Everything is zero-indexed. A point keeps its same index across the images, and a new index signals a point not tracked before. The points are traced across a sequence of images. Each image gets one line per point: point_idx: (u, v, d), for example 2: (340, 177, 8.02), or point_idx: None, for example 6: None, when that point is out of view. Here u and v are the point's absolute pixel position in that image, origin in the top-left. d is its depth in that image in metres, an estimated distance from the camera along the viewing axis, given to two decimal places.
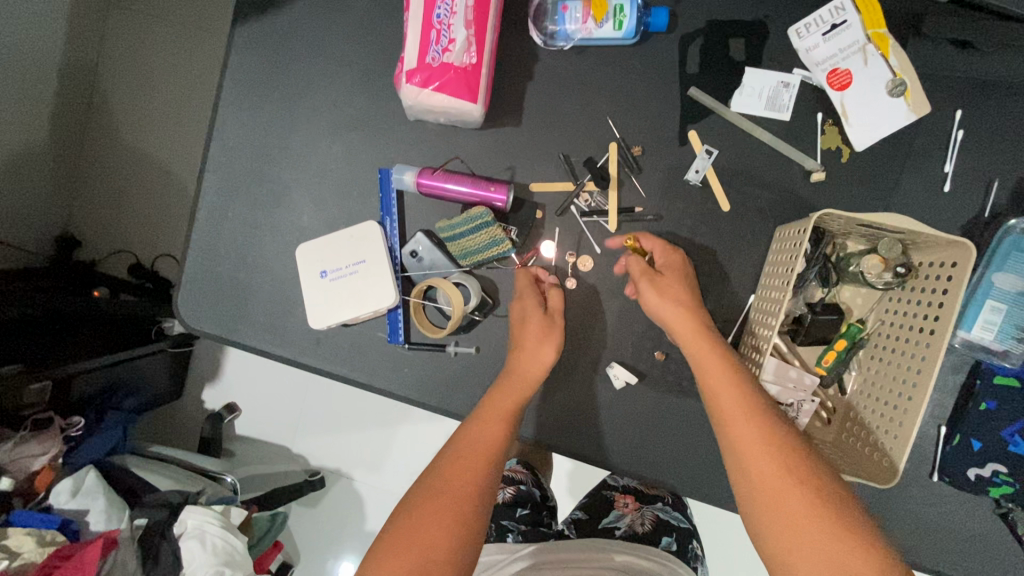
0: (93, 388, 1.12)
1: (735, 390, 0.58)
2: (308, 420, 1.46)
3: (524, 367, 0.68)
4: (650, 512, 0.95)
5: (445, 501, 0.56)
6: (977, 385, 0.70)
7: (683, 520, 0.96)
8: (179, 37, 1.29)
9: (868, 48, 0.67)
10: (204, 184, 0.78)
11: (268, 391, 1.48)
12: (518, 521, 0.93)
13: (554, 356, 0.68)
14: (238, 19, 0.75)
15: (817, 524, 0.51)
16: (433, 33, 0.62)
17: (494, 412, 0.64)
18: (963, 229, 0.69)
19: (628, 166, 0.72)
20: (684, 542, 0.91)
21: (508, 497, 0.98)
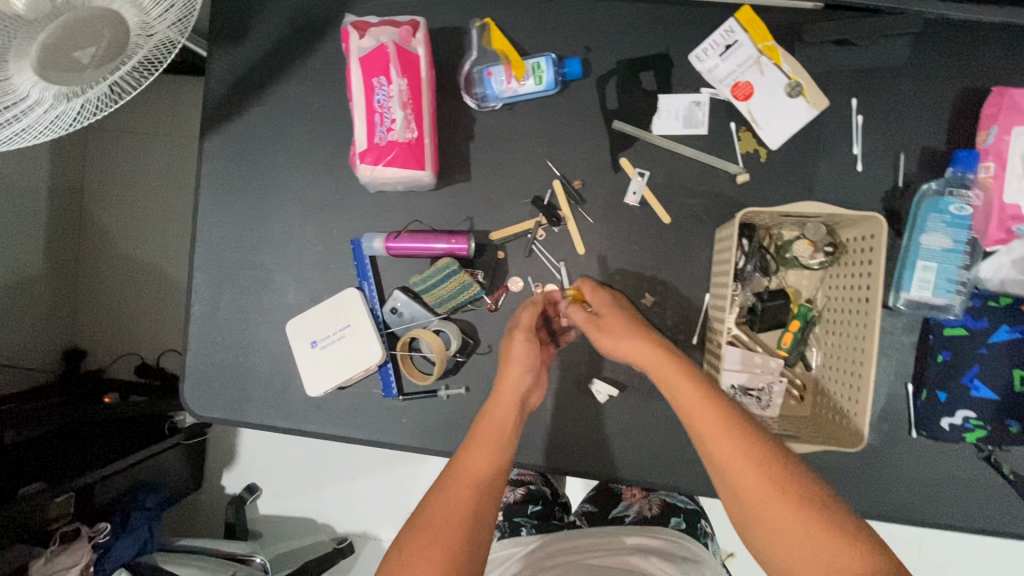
0: (113, 492, 1.17)
1: (709, 403, 0.58)
2: (330, 486, 1.51)
3: (507, 384, 0.69)
4: (657, 497, 1.05)
5: (436, 532, 0.58)
6: (931, 339, 0.75)
7: (689, 503, 1.05)
8: (154, 146, 1.38)
9: (762, 60, 0.75)
10: (193, 282, 0.84)
11: (287, 465, 1.52)
12: (530, 517, 1.01)
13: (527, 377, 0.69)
14: (204, 131, 0.83)
15: (798, 536, 0.51)
16: (377, 116, 0.70)
17: (486, 438, 0.65)
18: (883, 202, 0.75)
19: (573, 198, 0.80)
20: (691, 521, 1.01)
21: (519, 497, 1.06)
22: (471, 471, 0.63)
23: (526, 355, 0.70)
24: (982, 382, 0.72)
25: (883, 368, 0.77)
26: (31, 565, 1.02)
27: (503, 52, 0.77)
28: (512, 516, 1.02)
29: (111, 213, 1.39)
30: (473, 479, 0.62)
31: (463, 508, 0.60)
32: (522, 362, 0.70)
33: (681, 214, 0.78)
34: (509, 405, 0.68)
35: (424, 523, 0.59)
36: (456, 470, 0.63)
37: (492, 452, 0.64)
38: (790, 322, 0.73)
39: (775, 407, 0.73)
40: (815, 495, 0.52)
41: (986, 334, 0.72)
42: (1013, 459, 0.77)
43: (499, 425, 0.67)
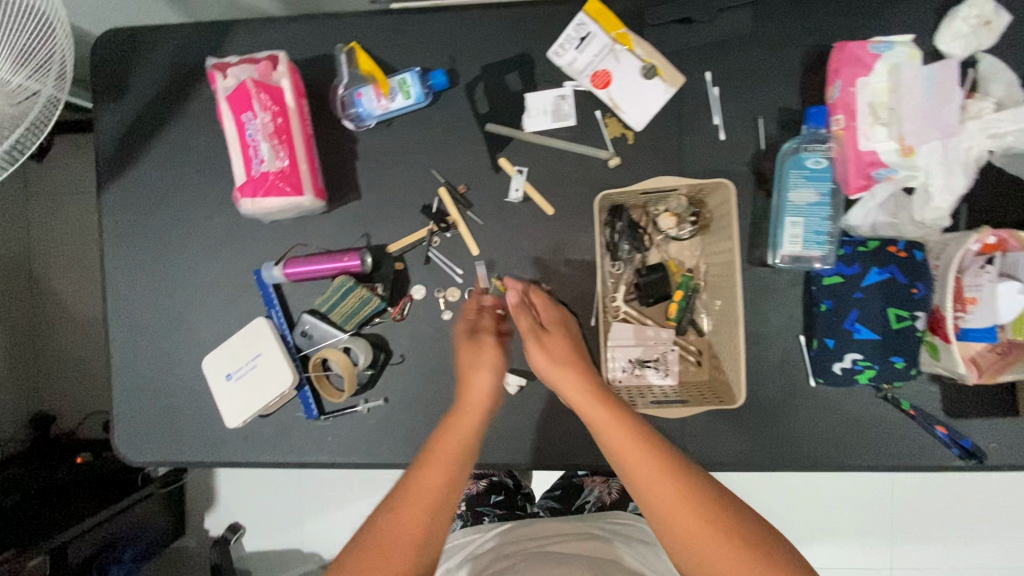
0: (90, 549, 1.17)
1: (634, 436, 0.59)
2: (311, 515, 1.52)
3: (473, 394, 0.69)
4: (617, 482, 1.08)
5: (387, 554, 0.56)
6: (815, 290, 0.77)
7: None
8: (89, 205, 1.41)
9: (616, 48, 0.79)
10: (111, 333, 0.87)
11: (265, 500, 1.54)
12: (494, 506, 1.04)
13: (495, 384, 0.70)
14: (103, 187, 0.86)
15: (726, 564, 0.52)
16: (250, 151, 0.73)
17: (439, 457, 0.63)
18: (750, 164, 0.79)
19: (460, 203, 0.82)
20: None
21: (482, 487, 1.08)
22: (425, 490, 0.60)
23: (496, 360, 0.71)
24: (863, 324, 0.74)
25: (775, 324, 0.80)
26: None
27: (372, 74, 0.80)
28: (474, 506, 1.04)
29: (56, 277, 1.41)
30: (427, 497, 0.60)
31: (416, 529, 0.58)
32: (492, 367, 0.71)
33: (563, 203, 0.81)
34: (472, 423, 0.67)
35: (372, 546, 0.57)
36: (411, 487, 0.61)
37: (449, 474, 0.62)
38: (674, 293, 0.76)
39: (673, 375, 0.76)
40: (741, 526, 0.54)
41: (859, 279, 0.74)
42: (911, 394, 0.79)
43: (460, 444, 0.65)
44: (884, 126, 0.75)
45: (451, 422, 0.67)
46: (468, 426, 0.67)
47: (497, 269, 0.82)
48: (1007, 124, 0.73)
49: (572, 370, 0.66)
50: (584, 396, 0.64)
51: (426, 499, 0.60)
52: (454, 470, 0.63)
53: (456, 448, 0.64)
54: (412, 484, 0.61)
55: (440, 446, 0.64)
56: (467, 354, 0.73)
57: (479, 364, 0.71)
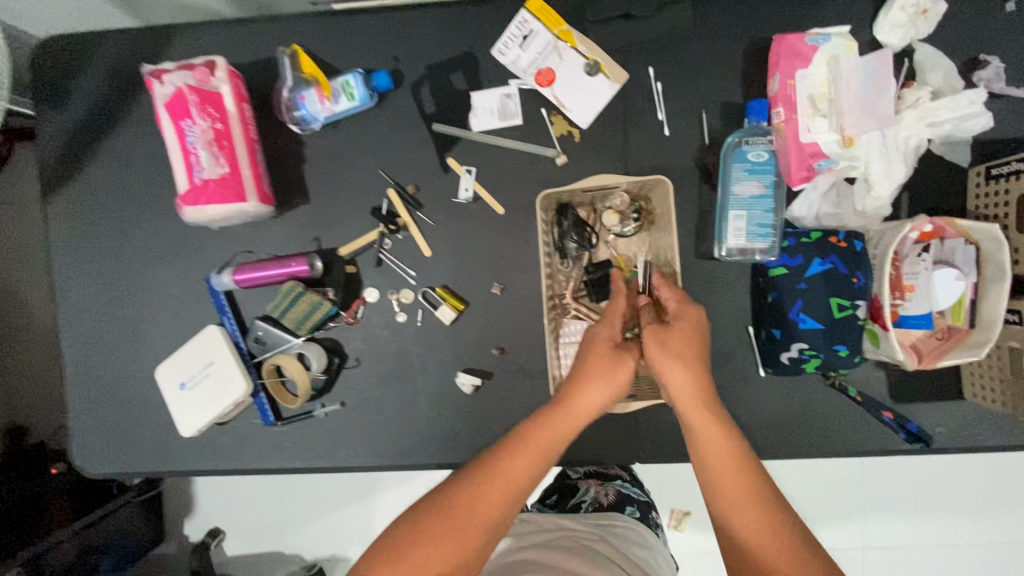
0: (68, 558, 1.14)
1: (739, 478, 0.58)
2: (292, 517, 1.53)
3: (577, 396, 0.64)
4: (613, 487, 1.09)
5: (459, 532, 0.56)
6: (761, 282, 0.78)
7: (641, 494, 1.09)
8: None
9: (559, 45, 0.79)
10: (64, 346, 0.86)
11: (244, 503, 1.54)
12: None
13: (609, 400, 0.65)
14: (48, 198, 0.85)
15: None
16: (190, 158, 0.72)
17: (535, 448, 0.61)
18: (695, 158, 0.79)
19: (410, 204, 0.82)
20: (643, 510, 1.04)
21: None
22: (507, 477, 0.59)
23: (626, 380, 0.65)
24: (808, 315, 0.74)
25: (724, 316, 0.81)
26: None
27: (314, 76, 0.79)
28: None
29: None
30: (510, 484, 0.59)
31: (493, 517, 0.58)
32: (611, 377, 0.65)
33: (512, 202, 0.81)
34: (573, 424, 0.63)
35: (445, 515, 0.57)
36: (496, 470, 0.60)
37: (539, 463, 0.61)
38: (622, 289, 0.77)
39: None
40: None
41: (802, 270, 0.75)
42: (858, 380, 0.81)
43: (559, 437, 0.63)
44: (824, 118, 0.76)
45: (553, 415, 0.63)
46: (565, 423, 0.63)
47: (449, 269, 0.83)
48: (942, 111, 0.74)
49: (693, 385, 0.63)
50: (700, 416, 0.61)
51: (512, 481, 0.59)
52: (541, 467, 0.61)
53: (550, 446, 0.62)
54: (503, 472, 0.59)
55: (537, 437, 0.62)
56: (591, 359, 0.66)
57: (602, 372, 0.65)
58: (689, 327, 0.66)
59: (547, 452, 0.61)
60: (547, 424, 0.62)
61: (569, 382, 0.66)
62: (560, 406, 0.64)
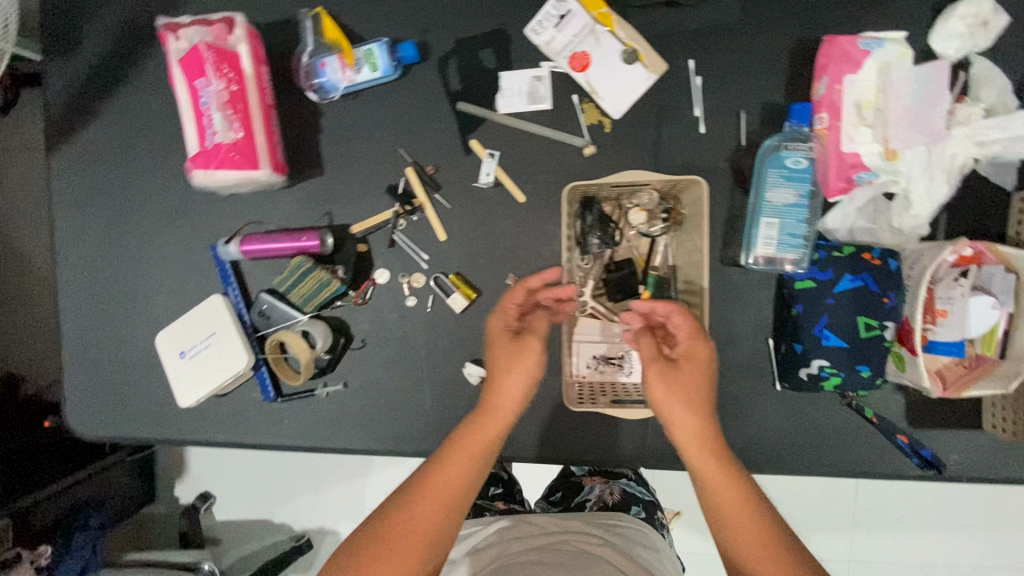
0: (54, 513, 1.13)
1: (745, 510, 0.58)
2: (285, 487, 1.54)
3: (506, 393, 0.66)
4: (618, 486, 1.09)
5: (407, 546, 0.58)
6: (786, 294, 0.75)
7: (646, 493, 1.09)
8: None
9: (596, 28, 0.75)
10: (62, 303, 0.84)
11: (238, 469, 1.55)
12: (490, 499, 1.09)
13: (526, 388, 0.67)
14: (52, 149, 0.81)
15: None
16: (204, 120, 0.69)
17: (465, 456, 0.63)
18: (729, 160, 0.76)
19: (427, 185, 0.79)
20: (650, 511, 1.04)
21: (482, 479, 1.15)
22: (439, 488, 0.61)
23: (533, 366, 0.67)
24: (832, 332, 0.72)
25: (743, 326, 0.78)
26: None
27: (337, 41, 0.75)
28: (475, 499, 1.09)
29: None
30: (444, 497, 0.61)
31: (438, 527, 0.60)
32: (525, 373, 0.67)
33: (534, 191, 0.78)
34: (499, 425, 0.66)
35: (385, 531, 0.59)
36: (425, 485, 0.62)
37: (472, 472, 0.63)
38: (642, 292, 0.73)
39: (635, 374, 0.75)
40: None
41: (831, 285, 0.72)
42: (874, 402, 0.79)
43: (485, 442, 0.64)
44: (869, 128, 0.73)
45: (478, 419, 0.65)
46: (493, 427, 0.65)
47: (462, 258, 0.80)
48: (995, 131, 0.70)
49: (688, 411, 0.62)
50: (701, 453, 0.61)
51: (446, 492, 0.61)
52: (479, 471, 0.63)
53: (485, 449, 0.64)
54: (438, 480, 0.62)
55: (466, 443, 0.64)
56: (495, 356, 0.68)
57: (512, 368, 0.67)
58: (689, 352, 0.64)
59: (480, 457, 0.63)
60: (474, 427, 0.65)
61: (490, 383, 0.68)
62: (485, 413, 0.66)
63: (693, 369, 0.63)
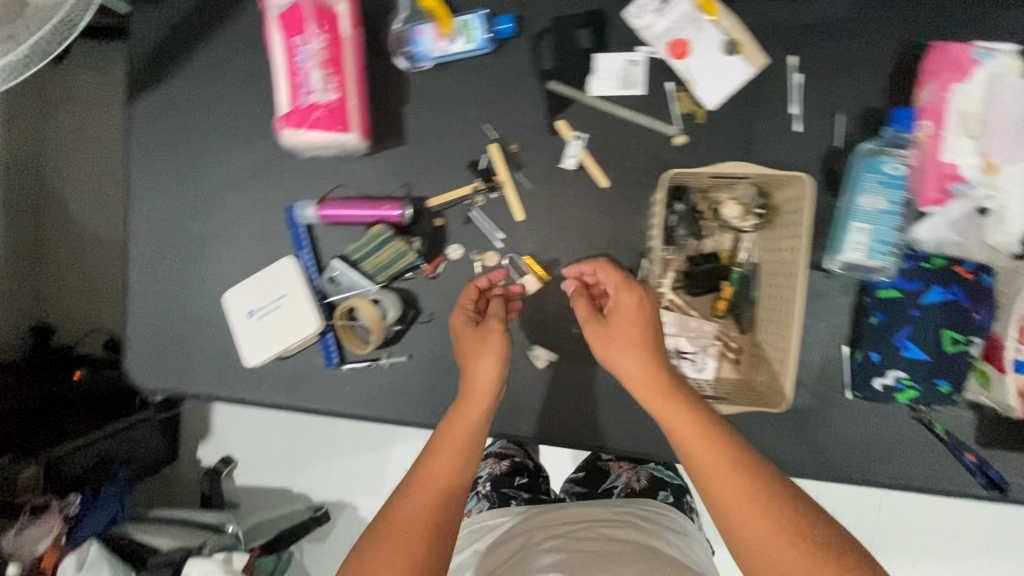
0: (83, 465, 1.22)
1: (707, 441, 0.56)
2: (307, 457, 1.53)
3: (478, 379, 0.68)
4: (645, 471, 1.08)
5: (394, 541, 0.57)
6: (867, 302, 0.74)
7: (674, 478, 1.08)
8: (102, 117, 1.37)
9: (698, 16, 0.73)
10: (132, 253, 0.84)
11: (262, 434, 1.54)
12: (517, 489, 1.07)
13: (499, 367, 0.68)
14: (134, 97, 0.81)
15: None
16: (298, 79, 0.68)
17: (451, 443, 0.65)
18: (822, 162, 0.74)
19: (509, 163, 0.78)
20: (678, 495, 1.03)
21: (507, 468, 1.13)
22: (432, 475, 0.62)
23: (501, 346, 0.69)
24: (913, 342, 0.72)
25: (817, 331, 0.77)
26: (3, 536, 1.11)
27: (432, 11, 0.75)
28: (499, 487, 1.07)
29: (67, 187, 1.37)
30: (438, 484, 0.61)
31: (424, 519, 0.59)
32: (496, 354, 0.69)
33: (619, 177, 0.76)
34: (480, 407, 0.67)
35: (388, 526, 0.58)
36: (417, 475, 0.63)
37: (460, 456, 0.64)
38: (724, 288, 0.73)
39: (708, 371, 0.74)
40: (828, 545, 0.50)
41: (919, 296, 0.72)
42: (943, 418, 0.77)
43: (468, 428, 0.66)
44: (970, 138, 0.71)
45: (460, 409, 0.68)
46: (474, 411, 0.67)
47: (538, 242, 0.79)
48: None
49: (631, 357, 0.62)
50: (654, 398, 0.61)
51: (439, 479, 0.62)
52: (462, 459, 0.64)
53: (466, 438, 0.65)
54: (421, 471, 0.63)
55: (452, 433, 0.66)
56: (463, 347, 0.71)
57: (481, 353, 0.69)
58: (629, 321, 0.65)
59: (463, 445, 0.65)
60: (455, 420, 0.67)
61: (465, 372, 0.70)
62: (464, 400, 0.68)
63: (626, 319, 0.65)
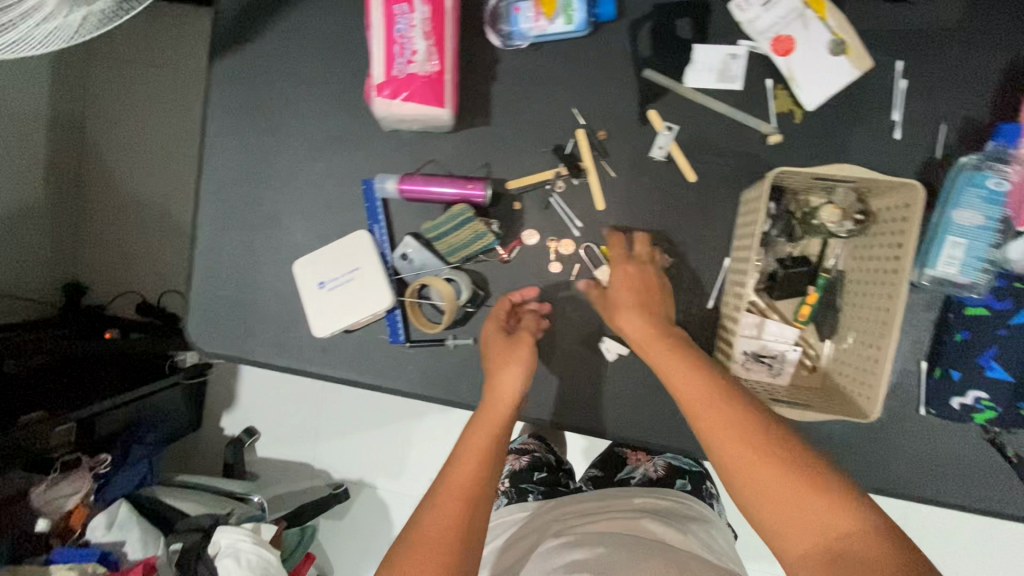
0: (115, 425, 1.19)
1: (697, 381, 0.60)
2: (326, 430, 1.44)
3: (502, 389, 0.68)
4: (662, 460, 0.99)
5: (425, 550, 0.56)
6: (950, 318, 0.74)
7: (695, 466, 0.99)
8: (145, 72, 1.31)
9: (807, 14, 0.70)
10: (200, 215, 0.82)
11: (283, 405, 1.46)
12: (537, 483, 0.99)
13: (525, 376, 0.69)
14: (216, 57, 0.79)
15: (799, 502, 0.52)
16: (396, 47, 0.66)
17: (473, 450, 0.63)
18: (918, 172, 0.72)
19: (596, 150, 0.76)
20: (697, 483, 0.95)
21: (526, 463, 1.05)
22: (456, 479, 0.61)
23: (528, 355, 0.70)
24: (998, 363, 0.70)
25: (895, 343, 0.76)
26: (32, 492, 1.06)
27: None
28: (518, 482, 0.99)
29: (109, 144, 1.34)
30: (461, 486, 0.60)
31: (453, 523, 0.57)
32: (520, 362, 0.69)
33: (707, 173, 0.75)
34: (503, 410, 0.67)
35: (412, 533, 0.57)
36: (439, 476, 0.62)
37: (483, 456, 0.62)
38: (810, 293, 0.72)
39: (786, 375, 0.74)
40: (807, 466, 0.53)
41: (1008, 316, 0.70)
42: (1018, 442, 0.75)
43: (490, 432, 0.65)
44: None
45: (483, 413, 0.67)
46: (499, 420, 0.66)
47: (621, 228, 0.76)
48: None
49: (631, 311, 0.67)
50: (653, 347, 0.64)
51: (462, 483, 0.60)
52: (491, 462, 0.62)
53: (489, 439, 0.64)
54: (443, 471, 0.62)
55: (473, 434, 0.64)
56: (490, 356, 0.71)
57: (504, 365, 0.70)
58: (637, 317, 0.67)
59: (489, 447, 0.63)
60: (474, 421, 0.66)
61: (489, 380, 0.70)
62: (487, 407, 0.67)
63: (632, 286, 0.69)
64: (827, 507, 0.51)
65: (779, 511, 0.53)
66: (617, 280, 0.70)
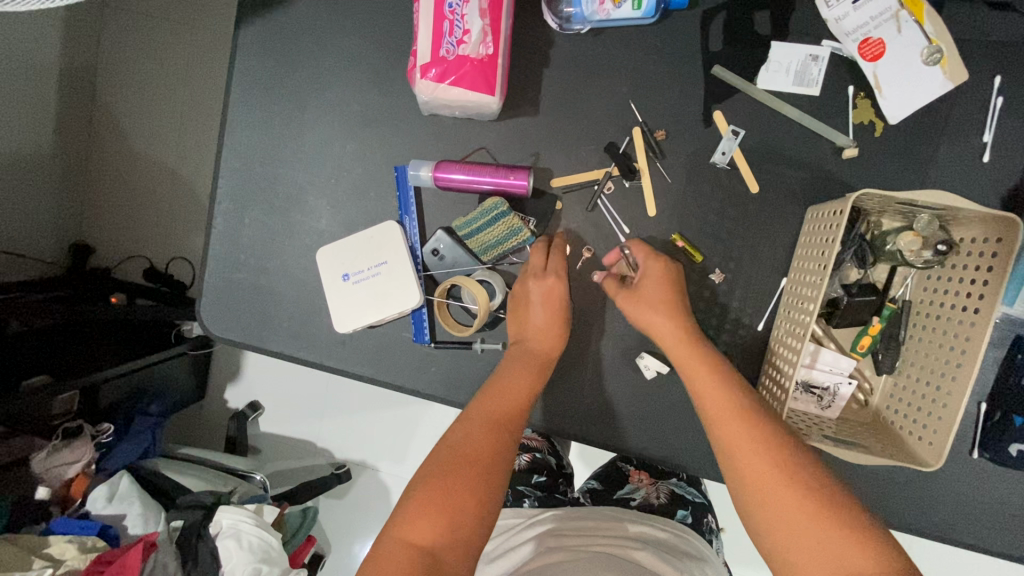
0: (119, 395, 1.12)
1: (720, 389, 0.57)
2: (328, 411, 1.37)
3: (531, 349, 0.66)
4: (665, 486, 0.84)
5: (436, 496, 0.51)
6: (1019, 358, 0.68)
7: (698, 496, 0.84)
8: (164, 25, 1.24)
9: (902, 14, 0.63)
10: (218, 190, 0.76)
11: (284, 384, 1.37)
12: (535, 488, 0.83)
13: (558, 346, 0.67)
14: (246, 19, 0.73)
15: (806, 524, 0.48)
16: (447, 24, 0.60)
17: (494, 412, 0.59)
18: (1004, 201, 0.66)
19: (652, 151, 0.69)
20: (699, 517, 0.80)
21: (524, 463, 0.88)
22: (472, 430, 0.57)
23: (559, 326, 0.67)
24: None
25: None
26: (33, 458, 0.98)
27: None
28: (514, 484, 0.84)
29: (121, 101, 1.27)
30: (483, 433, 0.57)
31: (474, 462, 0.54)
32: (553, 328, 0.67)
33: (771, 185, 0.69)
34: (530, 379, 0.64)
35: (426, 476, 0.53)
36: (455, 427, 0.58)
37: (499, 419, 0.59)
38: (872, 323, 0.67)
39: (836, 408, 0.69)
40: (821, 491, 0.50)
41: None
42: None
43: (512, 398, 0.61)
44: None
45: (512, 369, 0.64)
46: (527, 376, 0.63)
47: (679, 233, 0.70)
48: None
49: (662, 314, 0.63)
50: (686, 352, 0.60)
51: (486, 425, 0.58)
52: (526, 402, 0.61)
53: (524, 391, 0.62)
54: (475, 411, 0.60)
55: (507, 381, 0.62)
56: (529, 311, 0.68)
57: (524, 323, 0.68)
58: (666, 316, 0.63)
59: (523, 400, 0.61)
60: (510, 371, 0.64)
61: (521, 339, 0.68)
62: (518, 362, 0.65)
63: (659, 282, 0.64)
64: (833, 534, 0.47)
65: (783, 529, 0.49)
66: (651, 273, 0.65)
